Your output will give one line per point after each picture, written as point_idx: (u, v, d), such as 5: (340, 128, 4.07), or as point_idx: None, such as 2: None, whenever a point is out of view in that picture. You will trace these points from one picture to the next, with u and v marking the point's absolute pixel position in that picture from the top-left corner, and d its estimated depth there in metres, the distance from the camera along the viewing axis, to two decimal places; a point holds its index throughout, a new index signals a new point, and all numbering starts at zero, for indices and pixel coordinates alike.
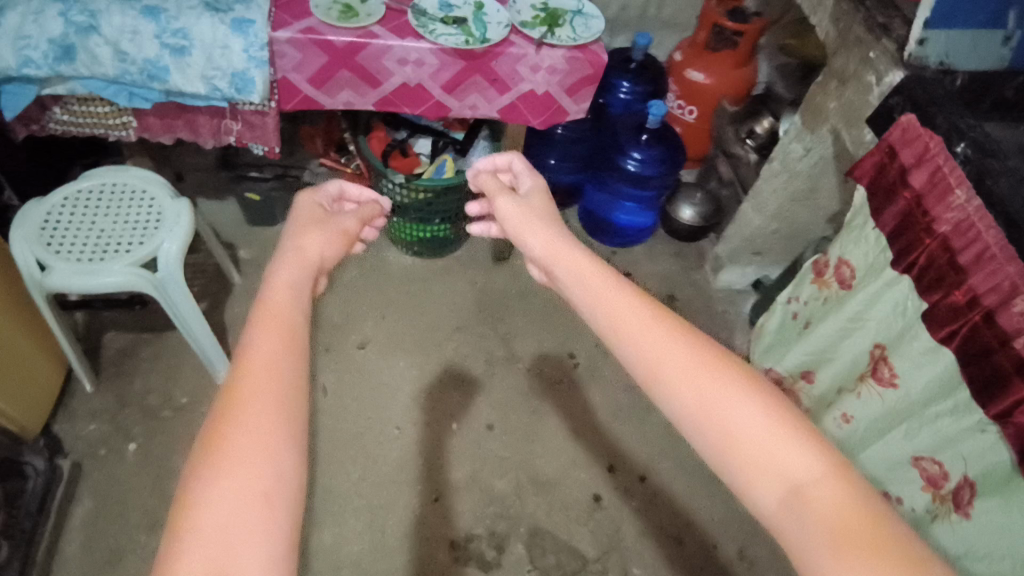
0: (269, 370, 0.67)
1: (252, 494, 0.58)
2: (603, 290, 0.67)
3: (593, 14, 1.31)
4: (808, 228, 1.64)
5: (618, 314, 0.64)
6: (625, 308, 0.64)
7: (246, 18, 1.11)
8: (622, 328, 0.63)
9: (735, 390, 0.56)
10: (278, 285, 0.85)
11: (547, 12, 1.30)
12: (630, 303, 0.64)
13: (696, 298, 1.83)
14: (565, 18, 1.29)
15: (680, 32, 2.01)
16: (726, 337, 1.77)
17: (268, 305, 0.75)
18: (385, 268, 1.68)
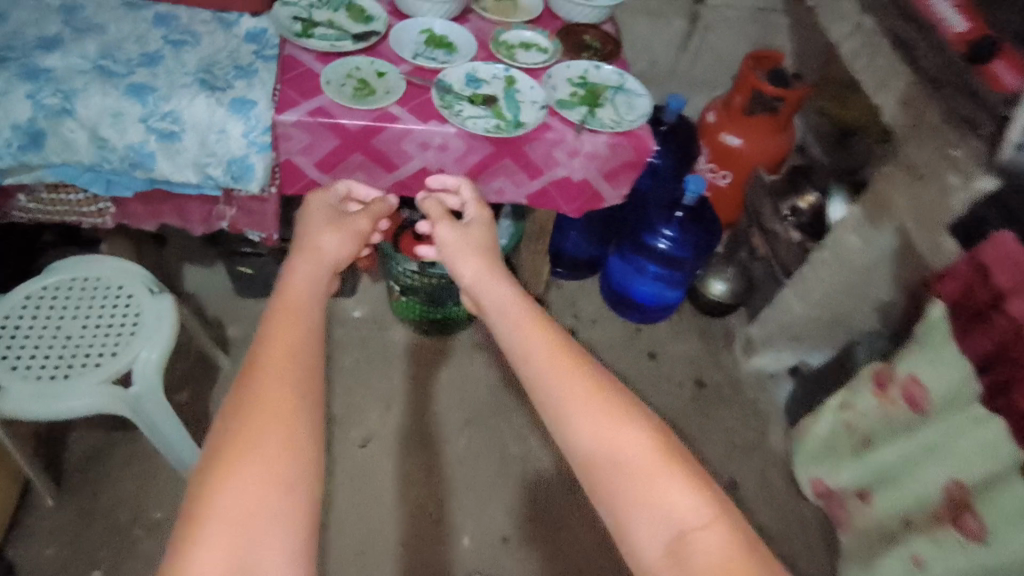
0: (292, 349, 0.57)
1: (274, 469, 0.51)
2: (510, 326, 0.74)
3: (637, 90, 1.15)
4: (853, 313, 1.45)
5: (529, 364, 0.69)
6: (532, 349, 0.70)
7: (248, 99, 0.97)
8: (535, 377, 0.68)
9: (620, 431, 0.63)
10: (303, 265, 0.71)
11: (585, 88, 1.14)
12: (538, 349, 0.69)
13: (726, 384, 1.68)
14: (606, 96, 1.14)
15: (710, 91, 1.87)
16: (758, 429, 1.61)
17: (289, 285, 0.65)
18: (390, 349, 1.54)
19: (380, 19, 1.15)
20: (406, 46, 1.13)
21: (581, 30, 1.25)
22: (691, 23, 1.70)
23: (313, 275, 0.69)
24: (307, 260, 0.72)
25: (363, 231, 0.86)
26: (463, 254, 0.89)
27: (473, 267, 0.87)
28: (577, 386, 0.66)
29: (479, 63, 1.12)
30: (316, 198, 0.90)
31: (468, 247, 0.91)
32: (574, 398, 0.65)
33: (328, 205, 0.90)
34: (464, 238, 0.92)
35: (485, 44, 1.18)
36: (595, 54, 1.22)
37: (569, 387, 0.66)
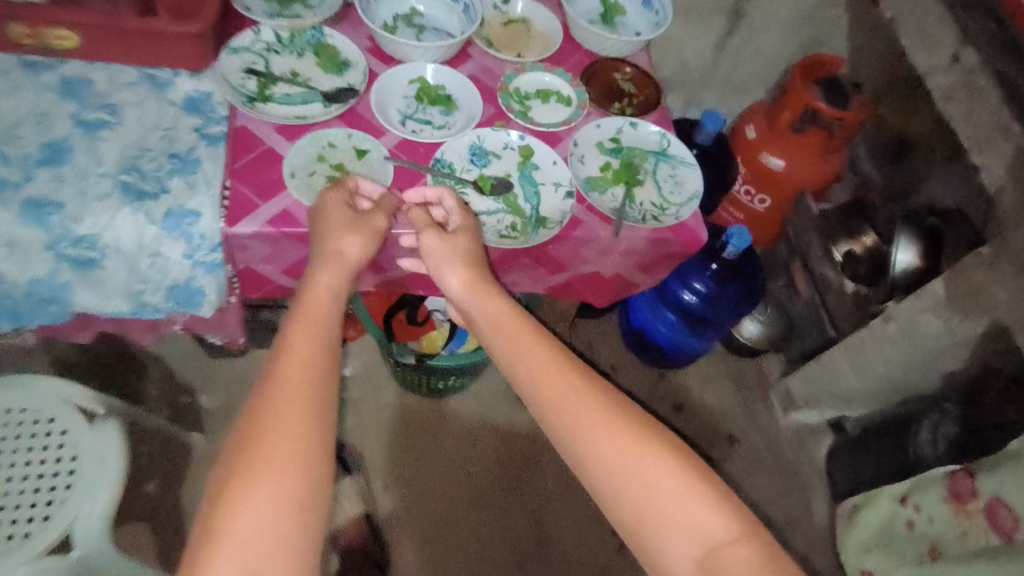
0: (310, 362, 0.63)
1: (270, 505, 0.54)
2: (511, 337, 0.72)
3: (682, 156, 0.93)
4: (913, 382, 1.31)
5: (527, 364, 0.70)
6: (529, 349, 0.71)
7: (188, 210, 0.74)
8: (546, 387, 0.67)
9: (637, 450, 0.62)
10: (322, 277, 0.72)
11: (619, 158, 0.92)
12: (535, 348, 0.71)
13: (760, 440, 1.54)
14: (645, 167, 0.92)
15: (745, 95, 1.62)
16: (800, 500, 1.49)
17: (311, 297, 0.69)
18: (386, 414, 1.37)
19: (357, 65, 0.90)
20: (393, 105, 0.89)
21: (612, 65, 1.00)
22: (729, 19, 1.43)
23: (320, 305, 0.69)
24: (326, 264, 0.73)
25: (373, 232, 0.76)
26: (453, 263, 0.77)
27: (467, 284, 0.77)
28: (595, 408, 0.65)
29: (487, 130, 0.88)
30: (324, 193, 0.76)
31: (457, 255, 0.77)
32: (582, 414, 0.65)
33: (343, 203, 0.76)
34: (452, 242, 0.78)
35: (493, 92, 0.94)
36: (630, 102, 0.97)
37: (577, 408, 0.65)
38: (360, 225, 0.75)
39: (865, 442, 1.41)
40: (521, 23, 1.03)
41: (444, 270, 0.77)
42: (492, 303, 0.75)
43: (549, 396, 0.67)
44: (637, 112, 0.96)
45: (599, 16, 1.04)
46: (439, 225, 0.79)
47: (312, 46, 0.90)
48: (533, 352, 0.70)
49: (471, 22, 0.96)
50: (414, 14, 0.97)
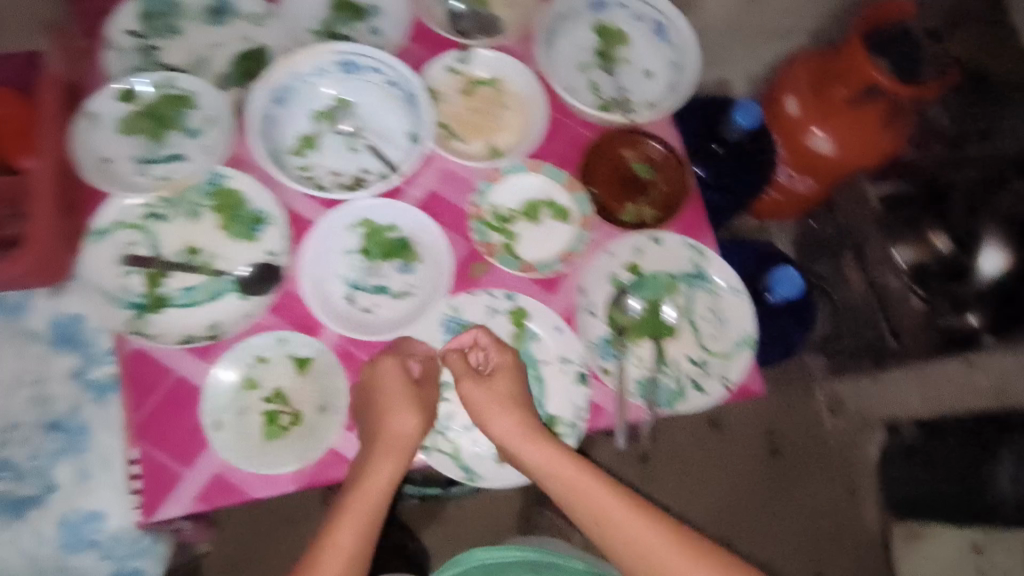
0: (371, 516, 0.58)
1: None
2: (584, 492, 0.59)
3: (724, 281, 0.70)
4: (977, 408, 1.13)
5: (621, 529, 0.57)
6: (640, 525, 0.57)
7: None
8: (640, 553, 0.56)
9: None
10: (369, 484, 0.58)
11: (644, 297, 0.69)
12: (645, 524, 0.57)
13: (807, 446, 1.43)
14: (677, 305, 0.70)
15: (781, 39, 1.24)
16: (848, 505, 1.41)
17: (371, 472, 0.58)
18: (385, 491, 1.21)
19: (275, 221, 0.66)
20: (335, 273, 0.66)
21: (625, 140, 0.73)
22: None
23: (378, 459, 0.59)
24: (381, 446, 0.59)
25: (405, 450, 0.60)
26: (501, 411, 0.61)
27: (518, 433, 0.60)
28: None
29: (463, 295, 0.66)
30: (446, 353, 0.63)
31: (503, 398, 0.62)
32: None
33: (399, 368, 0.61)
34: (492, 386, 0.62)
35: (465, 217, 0.69)
36: (649, 200, 0.73)
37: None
38: (421, 403, 0.62)
39: (916, 450, 1.29)
40: (491, 86, 0.75)
41: (491, 419, 0.61)
42: (552, 459, 0.60)
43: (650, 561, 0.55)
44: (659, 211, 0.72)
45: (594, 52, 0.76)
46: (472, 370, 0.63)
47: (209, 199, 0.66)
48: (629, 524, 0.57)
49: (420, 119, 0.70)
50: (340, 109, 0.70)
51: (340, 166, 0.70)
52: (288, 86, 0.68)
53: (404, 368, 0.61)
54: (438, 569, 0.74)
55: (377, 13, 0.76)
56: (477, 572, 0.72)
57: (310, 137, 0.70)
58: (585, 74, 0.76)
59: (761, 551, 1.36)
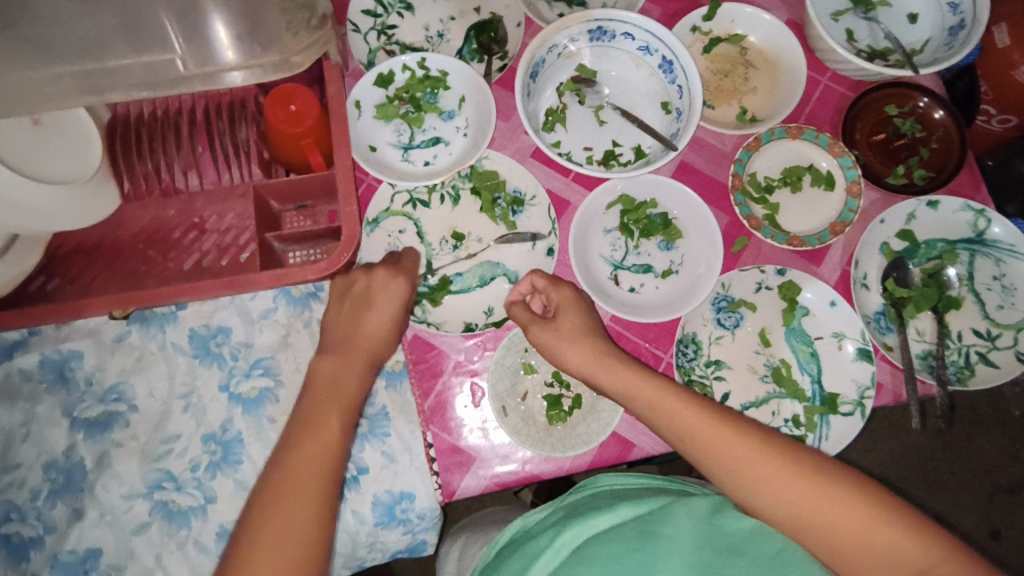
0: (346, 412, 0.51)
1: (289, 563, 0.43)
2: (669, 412, 0.51)
3: (1014, 246, 0.63)
4: None
5: (702, 443, 0.49)
6: (730, 442, 0.48)
7: (397, 493, 0.58)
8: (735, 469, 0.47)
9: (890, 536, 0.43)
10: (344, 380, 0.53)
11: (919, 267, 0.65)
12: (737, 441, 0.48)
13: None
14: (955, 274, 0.65)
15: None
16: None
17: (342, 378, 0.53)
18: None
19: (535, 201, 0.65)
20: (596, 251, 0.65)
21: (888, 94, 0.68)
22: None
23: (335, 374, 0.53)
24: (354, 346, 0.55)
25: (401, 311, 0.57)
26: (571, 343, 0.57)
27: (592, 359, 0.56)
28: (814, 481, 0.45)
29: (732, 271, 0.64)
30: (510, 303, 0.60)
31: (574, 334, 0.57)
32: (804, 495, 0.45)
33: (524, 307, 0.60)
34: (556, 325, 0.58)
35: (725, 188, 0.67)
36: (918, 159, 0.67)
37: (782, 480, 0.46)
38: (584, 324, 0.58)
39: None
40: (732, 44, 0.71)
41: (566, 349, 0.57)
42: (627, 377, 0.54)
43: (742, 472, 0.47)
44: (932, 170, 0.67)
45: None
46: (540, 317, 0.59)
47: (468, 180, 0.65)
48: (722, 440, 0.48)
49: (672, 83, 0.66)
50: (584, 80, 0.68)
51: (591, 141, 0.68)
52: (540, 60, 0.65)
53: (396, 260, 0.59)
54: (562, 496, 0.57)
55: None
56: (606, 494, 0.54)
57: (559, 111, 0.68)
58: (840, 22, 0.70)
59: None
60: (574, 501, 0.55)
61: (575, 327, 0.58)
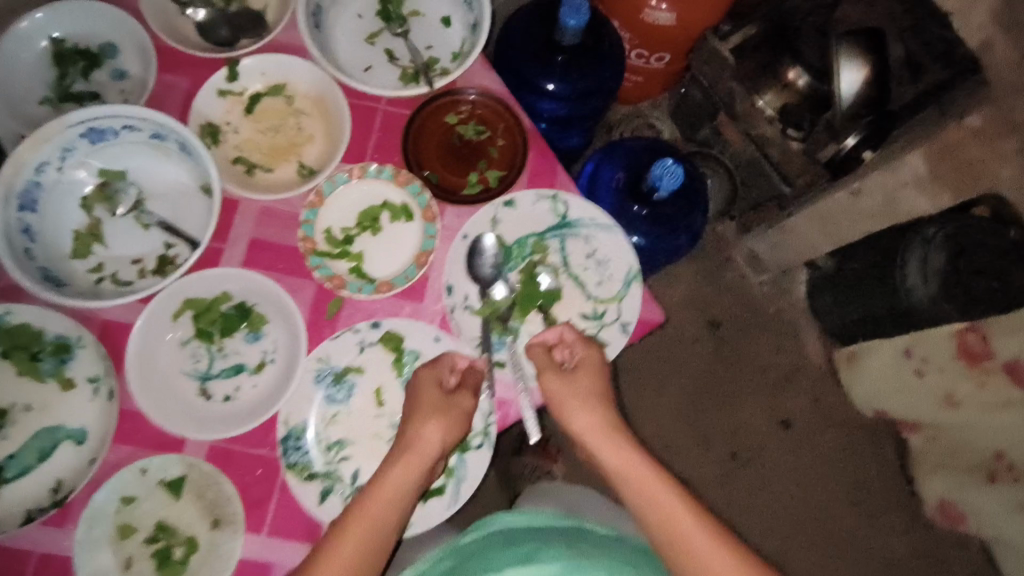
0: (378, 521, 0.53)
1: None
2: (618, 454, 0.58)
3: (592, 220, 0.64)
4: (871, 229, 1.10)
5: (634, 475, 0.57)
6: (640, 469, 0.57)
7: None
8: (639, 489, 0.56)
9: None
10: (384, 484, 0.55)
11: (517, 269, 0.64)
12: (645, 466, 0.58)
13: (741, 309, 1.40)
14: (553, 264, 0.64)
15: None
16: (794, 349, 1.40)
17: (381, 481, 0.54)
18: None
19: (85, 342, 0.56)
20: (174, 371, 0.58)
21: (443, 103, 0.65)
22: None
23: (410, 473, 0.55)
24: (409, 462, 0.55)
25: (462, 418, 0.58)
26: (580, 408, 0.60)
27: (598, 427, 0.60)
28: (694, 527, 0.53)
29: (325, 343, 0.59)
30: (419, 368, 0.59)
31: (582, 395, 0.60)
32: (684, 531, 0.53)
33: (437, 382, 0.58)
34: (574, 382, 0.60)
35: (299, 254, 0.62)
36: (490, 161, 0.65)
37: (673, 512, 0.54)
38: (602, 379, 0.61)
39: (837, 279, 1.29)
40: (276, 95, 0.65)
41: (573, 412, 0.60)
42: (611, 412, 0.60)
43: (647, 497, 0.56)
44: (503, 169, 0.65)
45: (377, 17, 0.68)
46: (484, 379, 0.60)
47: None
48: (646, 473, 0.57)
49: (198, 166, 0.59)
50: (111, 186, 0.59)
51: (139, 251, 0.60)
52: (32, 187, 0.56)
53: (449, 368, 0.58)
54: (454, 539, 0.62)
55: (114, 51, 0.65)
56: (499, 536, 0.60)
57: (91, 229, 0.59)
58: (376, 44, 0.68)
59: (729, 421, 1.36)
60: (470, 545, 0.60)
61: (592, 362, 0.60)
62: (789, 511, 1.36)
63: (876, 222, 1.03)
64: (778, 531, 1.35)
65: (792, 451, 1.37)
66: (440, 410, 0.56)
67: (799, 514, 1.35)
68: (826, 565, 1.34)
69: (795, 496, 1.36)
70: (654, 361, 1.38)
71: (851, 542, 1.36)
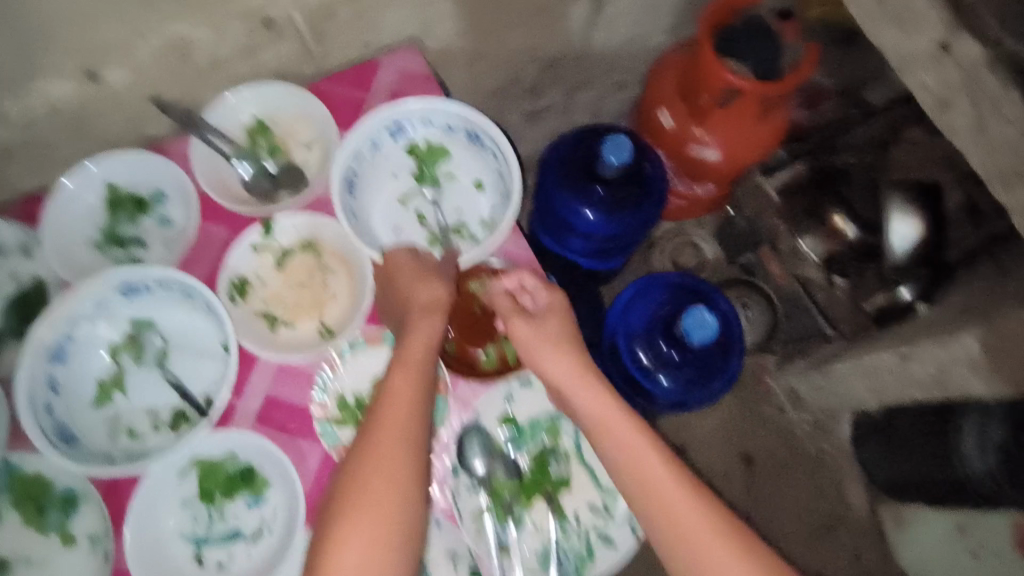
0: (394, 448, 0.53)
1: None
2: (627, 447, 0.55)
3: None
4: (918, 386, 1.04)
5: (641, 477, 0.54)
6: (653, 471, 0.54)
7: None
8: (647, 494, 0.53)
9: None
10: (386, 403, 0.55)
11: (527, 451, 0.62)
12: (659, 470, 0.54)
13: (776, 445, 1.32)
14: (566, 450, 0.62)
15: (632, 44, 1.11)
16: (834, 494, 1.30)
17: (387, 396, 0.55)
18: None
19: (89, 498, 0.57)
20: (173, 530, 0.58)
21: (468, 270, 0.65)
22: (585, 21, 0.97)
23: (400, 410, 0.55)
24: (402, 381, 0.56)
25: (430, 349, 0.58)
26: (551, 350, 0.58)
27: (574, 374, 0.57)
28: (713, 530, 0.51)
29: None
30: (395, 253, 0.62)
31: (556, 334, 0.59)
32: (702, 540, 0.51)
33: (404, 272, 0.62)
34: (543, 328, 0.59)
35: (309, 417, 0.62)
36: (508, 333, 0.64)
37: (687, 520, 0.52)
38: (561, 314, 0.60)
39: (879, 442, 1.18)
40: (307, 251, 0.67)
41: (545, 359, 0.58)
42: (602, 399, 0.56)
43: (658, 508, 0.53)
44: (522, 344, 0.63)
45: (410, 179, 0.70)
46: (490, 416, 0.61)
47: (6, 493, 0.56)
48: (656, 474, 0.54)
49: (220, 324, 0.60)
50: (139, 336, 0.62)
51: (157, 402, 0.61)
52: (64, 340, 0.58)
53: (409, 255, 0.63)
54: None
55: (162, 198, 0.68)
56: None
57: (116, 377, 0.61)
58: (408, 206, 0.69)
59: None
60: None
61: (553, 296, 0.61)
62: None
63: (925, 388, 0.96)
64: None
65: None
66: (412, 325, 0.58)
67: None
68: None
69: None
70: None
71: None
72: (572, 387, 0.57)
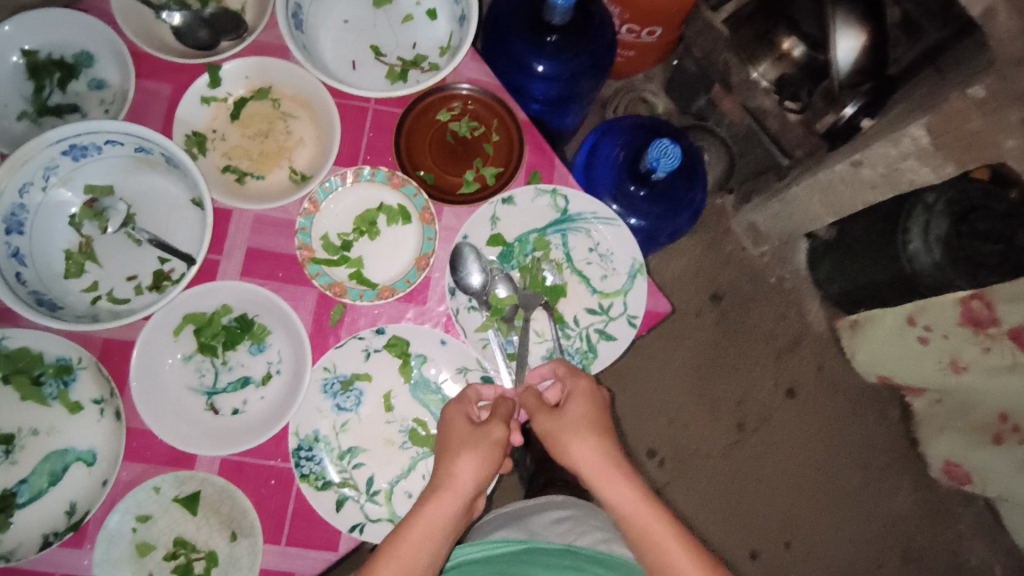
0: (416, 555, 0.51)
1: None
2: (632, 506, 0.54)
3: (594, 213, 0.63)
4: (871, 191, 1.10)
5: (652, 540, 0.52)
6: (662, 536, 0.53)
7: None
8: (658, 554, 0.52)
9: None
10: (428, 506, 0.53)
11: (518, 267, 0.64)
12: (669, 536, 0.52)
13: (741, 279, 1.38)
14: (556, 261, 0.64)
15: None
16: (797, 317, 1.39)
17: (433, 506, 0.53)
18: None
19: (84, 363, 0.55)
20: (180, 386, 0.58)
21: (435, 101, 0.64)
22: None
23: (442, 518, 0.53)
24: (446, 499, 0.54)
25: (497, 448, 0.56)
26: (581, 437, 0.57)
27: (600, 454, 0.56)
28: None
29: (330, 351, 0.59)
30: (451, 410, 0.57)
31: (587, 428, 0.57)
32: None
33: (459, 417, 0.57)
34: (568, 416, 0.58)
35: (297, 262, 0.61)
36: (485, 158, 0.65)
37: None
38: (601, 425, 0.58)
39: (834, 256, 1.27)
40: (260, 99, 0.64)
41: (572, 444, 0.57)
42: (615, 473, 0.56)
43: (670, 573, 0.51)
44: (501, 165, 0.64)
45: (359, 14, 0.66)
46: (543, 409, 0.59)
47: None
48: (665, 536, 0.52)
49: (186, 177, 0.58)
50: (98, 202, 0.58)
51: (133, 267, 0.59)
52: (18, 208, 0.55)
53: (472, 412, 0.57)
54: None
55: (90, 60, 0.63)
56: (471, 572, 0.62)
57: (83, 247, 0.58)
58: (361, 40, 0.66)
59: (735, 391, 1.36)
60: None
61: (592, 398, 0.59)
62: (796, 478, 1.36)
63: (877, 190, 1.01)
64: (799, 510, 1.35)
65: (797, 418, 1.37)
66: (476, 444, 0.55)
67: (807, 480, 1.36)
68: (835, 526, 1.36)
69: (802, 463, 1.36)
70: (660, 339, 1.35)
71: (859, 503, 1.37)
72: (598, 469, 0.56)
